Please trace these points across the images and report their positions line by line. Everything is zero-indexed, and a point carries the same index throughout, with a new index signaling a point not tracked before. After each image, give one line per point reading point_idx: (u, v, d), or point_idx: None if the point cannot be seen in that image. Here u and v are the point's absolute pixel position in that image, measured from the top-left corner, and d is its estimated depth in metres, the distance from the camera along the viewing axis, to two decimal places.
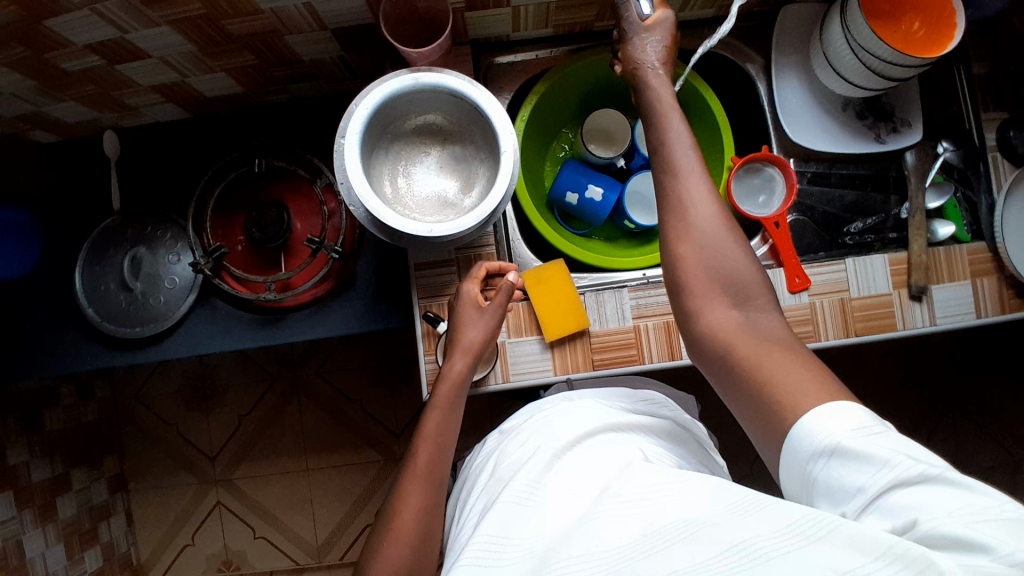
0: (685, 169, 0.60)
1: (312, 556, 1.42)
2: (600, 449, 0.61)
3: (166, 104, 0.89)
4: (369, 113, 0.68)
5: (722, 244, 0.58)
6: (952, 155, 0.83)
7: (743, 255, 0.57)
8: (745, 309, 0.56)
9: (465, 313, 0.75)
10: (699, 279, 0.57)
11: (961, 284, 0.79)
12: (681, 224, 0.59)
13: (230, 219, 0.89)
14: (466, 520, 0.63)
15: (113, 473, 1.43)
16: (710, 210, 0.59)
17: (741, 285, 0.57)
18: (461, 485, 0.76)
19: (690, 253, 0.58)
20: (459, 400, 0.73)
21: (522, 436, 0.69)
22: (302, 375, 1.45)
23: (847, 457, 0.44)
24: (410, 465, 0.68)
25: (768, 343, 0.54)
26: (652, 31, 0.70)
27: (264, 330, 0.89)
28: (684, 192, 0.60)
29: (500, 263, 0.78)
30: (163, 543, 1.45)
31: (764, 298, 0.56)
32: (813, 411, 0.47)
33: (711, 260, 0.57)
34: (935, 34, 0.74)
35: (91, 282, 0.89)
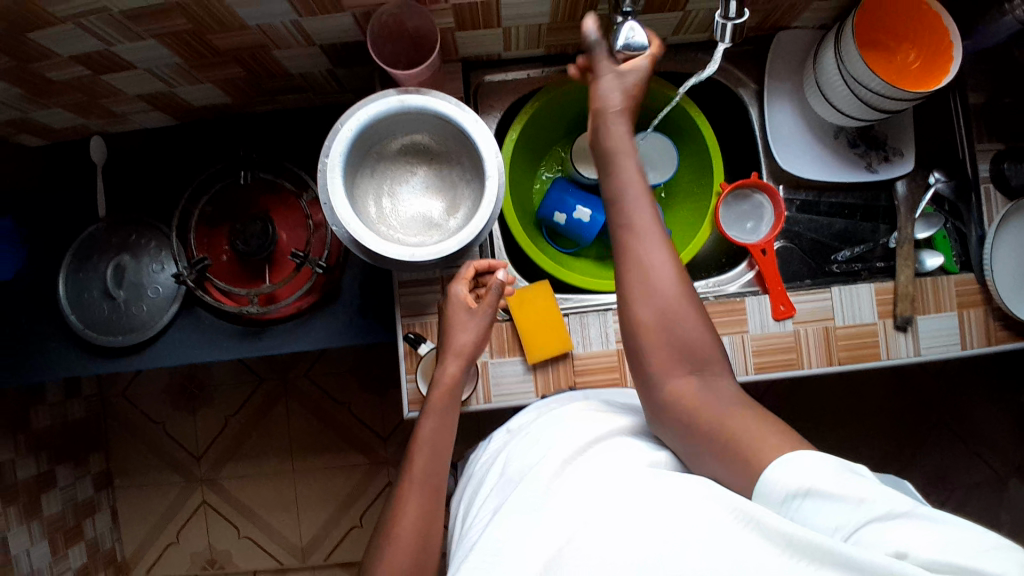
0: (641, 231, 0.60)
1: (296, 558, 1.43)
2: (607, 456, 0.58)
3: (154, 112, 0.88)
4: (353, 134, 0.67)
5: (678, 306, 0.58)
6: (943, 186, 0.83)
7: (699, 320, 0.58)
8: (701, 371, 0.57)
9: (455, 315, 0.73)
10: (659, 347, 0.58)
11: (947, 314, 0.79)
12: (641, 287, 0.58)
13: (215, 229, 0.87)
14: (470, 526, 0.61)
15: (99, 470, 1.43)
16: (665, 266, 0.59)
17: (698, 354, 0.57)
18: (467, 482, 0.74)
19: (648, 321, 0.58)
20: (453, 402, 0.71)
21: (531, 433, 0.66)
22: (290, 377, 1.44)
23: (818, 498, 0.45)
24: (408, 472, 0.66)
25: (728, 406, 0.55)
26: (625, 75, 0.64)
27: (248, 341, 0.89)
28: (639, 246, 0.59)
29: (488, 262, 0.76)
30: (148, 541, 1.45)
31: (718, 362, 0.58)
32: (775, 464, 0.48)
33: (671, 326, 0.58)
34: (931, 65, 0.74)
35: (76, 290, 0.89)
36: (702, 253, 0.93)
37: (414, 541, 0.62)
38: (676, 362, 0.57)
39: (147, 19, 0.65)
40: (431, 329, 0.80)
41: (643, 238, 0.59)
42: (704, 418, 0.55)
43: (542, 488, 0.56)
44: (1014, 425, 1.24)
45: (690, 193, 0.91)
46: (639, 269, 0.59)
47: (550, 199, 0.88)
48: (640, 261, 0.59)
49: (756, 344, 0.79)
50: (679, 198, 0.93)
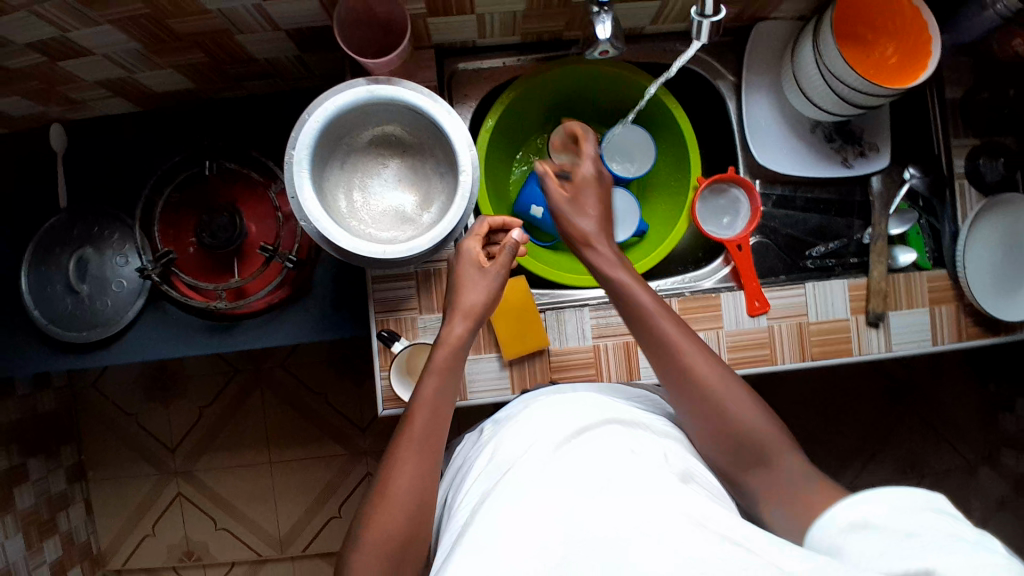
0: (667, 326, 0.61)
1: (274, 548, 1.43)
2: (608, 439, 0.56)
3: (115, 99, 0.85)
4: (320, 126, 0.65)
5: (734, 399, 0.58)
6: (918, 183, 0.83)
7: (748, 397, 0.59)
8: (767, 462, 0.57)
9: (466, 273, 0.70)
10: (724, 451, 0.59)
11: (918, 310, 0.80)
12: (695, 390, 0.59)
13: (180, 220, 0.85)
14: (459, 511, 0.59)
15: (70, 463, 1.40)
16: (698, 354, 0.60)
17: (763, 446, 0.57)
18: (451, 477, 0.70)
19: (705, 421, 0.59)
20: (457, 364, 0.66)
21: (525, 420, 0.64)
22: (265, 367, 1.42)
23: (875, 530, 0.45)
24: (405, 432, 0.61)
25: (806, 486, 0.55)
26: (580, 167, 0.73)
27: (216, 336, 0.87)
28: (665, 334, 0.61)
29: (502, 220, 0.74)
30: (123, 533, 1.43)
31: (779, 448, 0.57)
32: (852, 499, 0.48)
33: (731, 427, 0.58)
34: (909, 60, 0.73)
35: (38, 284, 0.86)
36: (678, 248, 0.92)
37: (405, 513, 0.58)
38: (736, 456, 0.58)
39: (102, 4, 0.62)
40: (404, 325, 0.79)
41: (672, 344, 0.60)
42: (785, 499, 0.55)
43: (538, 473, 0.53)
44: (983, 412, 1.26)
45: (667, 187, 0.91)
46: (683, 376, 0.60)
47: (527, 192, 0.87)
48: (676, 360, 0.60)
49: (731, 340, 0.79)
50: (656, 193, 0.92)
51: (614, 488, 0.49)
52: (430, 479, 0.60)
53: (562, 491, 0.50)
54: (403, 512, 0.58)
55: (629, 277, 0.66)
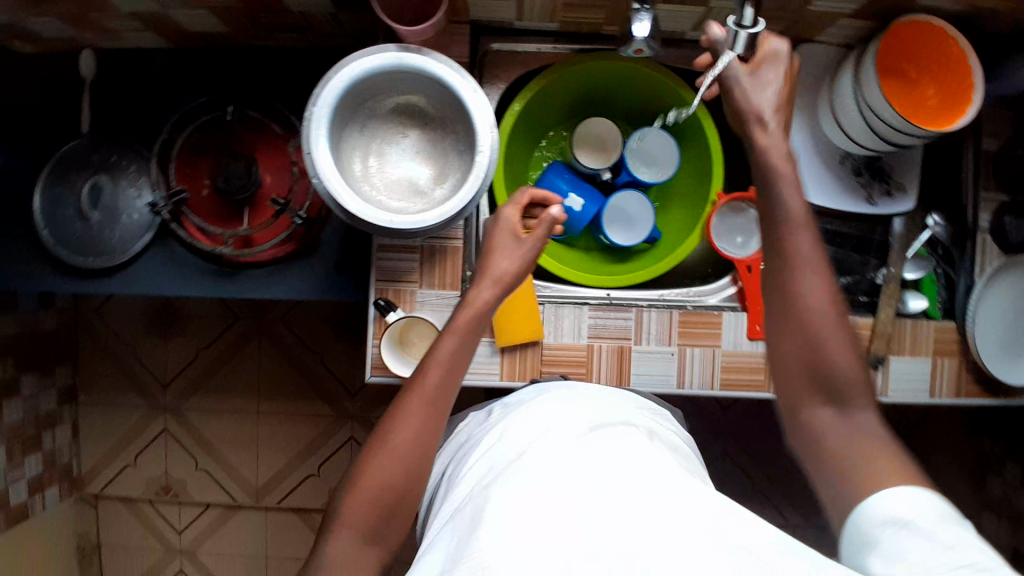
0: (804, 265, 0.58)
1: (250, 496, 1.44)
2: (618, 441, 0.58)
3: (149, 32, 0.85)
4: (344, 86, 0.65)
5: (829, 330, 0.57)
6: (941, 231, 0.83)
7: (850, 352, 0.57)
8: (843, 406, 0.57)
9: (501, 239, 0.71)
10: (801, 374, 0.58)
11: (921, 358, 0.78)
12: (793, 313, 0.58)
13: (197, 161, 0.85)
14: (461, 483, 0.61)
15: (64, 383, 1.42)
16: (819, 287, 0.58)
17: (841, 387, 0.57)
18: (454, 453, 0.72)
19: (789, 346, 0.59)
20: (477, 328, 0.68)
21: (542, 409, 0.67)
22: (265, 318, 1.43)
23: (915, 532, 0.46)
24: (416, 385, 0.64)
25: (878, 444, 0.55)
26: (764, 70, 0.64)
27: (216, 281, 0.87)
28: (795, 253, 0.58)
29: (546, 194, 0.73)
30: (105, 459, 1.46)
31: (865, 398, 0.57)
32: (884, 493, 0.50)
33: (816, 352, 0.57)
34: (950, 102, 0.71)
35: (50, 205, 0.87)
36: (687, 261, 0.91)
37: (404, 464, 0.60)
38: (811, 389, 0.58)
39: None
40: (403, 298, 0.79)
41: (799, 262, 0.58)
42: (836, 460, 0.55)
43: (543, 456, 0.56)
44: None
45: (686, 197, 0.89)
46: (792, 300, 0.58)
47: (543, 184, 0.86)
48: (801, 289, 0.58)
49: (726, 360, 0.79)
50: (674, 203, 0.91)
51: (617, 479, 0.51)
52: (430, 438, 0.62)
53: (563, 478, 0.52)
54: (398, 464, 0.60)
55: (801, 206, 0.59)
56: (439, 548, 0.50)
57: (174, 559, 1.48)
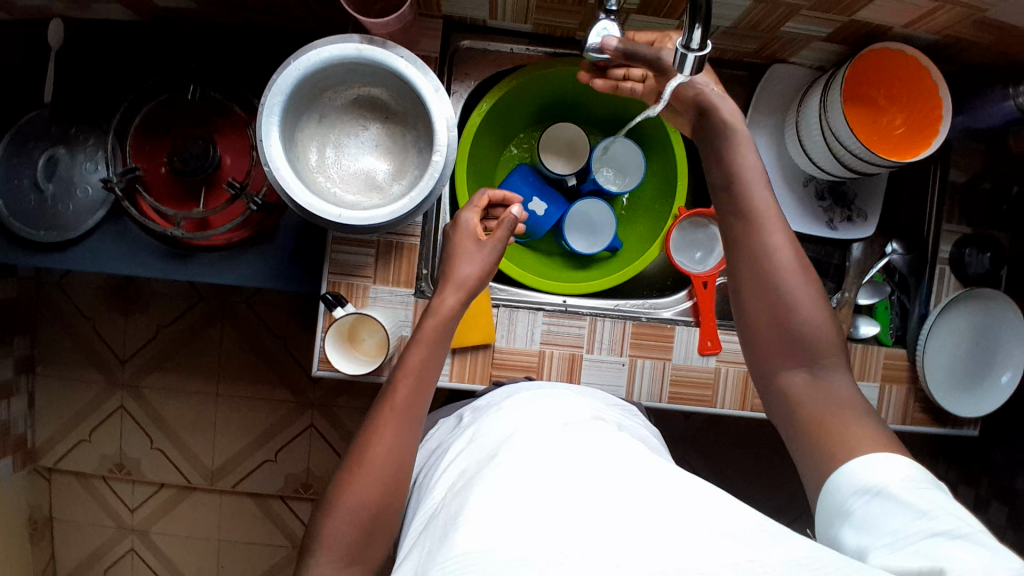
0: (768, 225, 0.55)
1: (205, 479, 1.43)
2: (592, 436, 0.57)
3: (114, 3, 0.82)
4: (300, 75, 0.63)
5: (799, 286, 0.53)
6: (899, 258, 0.82)
7: (819, 305, 0.53)
8: (814, 366, 0.53)
9: (463, 244, 0.71)
10: (772, 338, 0.54)
11: (870, 385, 0.79)
12: (762, 276, 0.54)
13: (156, 138, 0.83)
14: (435, 489, 0.59)
15: (21, 353, 1.39)
16: (784, 244, 0.55)
17: (811, 345, 0.53)
18: (426, 461, 0.70)
19: (760, 313, 0.55)
20: (445, 334, 0.66)
21: (511, 409, 0.65)
22: (230, 300, 1.41)
23: (888, 501, 0.43)
24: (387, 400, 0.61)
25: (844, 404, 0.51)
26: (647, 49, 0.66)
27: (170, 262, 0.86)
28: (757, 215, 0.56)
29: (504, 194, 0.76)
30: (60, 433, 1.43)
31: (836, 356, 0.53)
32: (858, 459, 0.46)
33: (789, 316, 0.53)
34: (915, 134, 0.72)
35: (5, 174, 0.84)
36: (646, 273, 0.91)
37: (382, 479, 0.57)
38: (779, 353, 0.54)
39: None
40: (355, 294, 0.78)
41: (761, 222, 0.55)
42: (801, 422, 0.52)
43: (511, 453, 0.55)
44: None
45: (650, 209, 0.89)
46: (753, 266, 0.55)
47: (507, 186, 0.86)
48: (764, 248, 0.55)
49: (675, 374, 0.79)
50: (637, 213, 0.91)
51: (597, 472, 0.49)
52: (409, 447, 0.60)
53: (539, 471, 0.50)
54: (377, 481, 0.57)
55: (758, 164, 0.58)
56: (414, 559, 0.48)
57: (126, 537, 1.46)
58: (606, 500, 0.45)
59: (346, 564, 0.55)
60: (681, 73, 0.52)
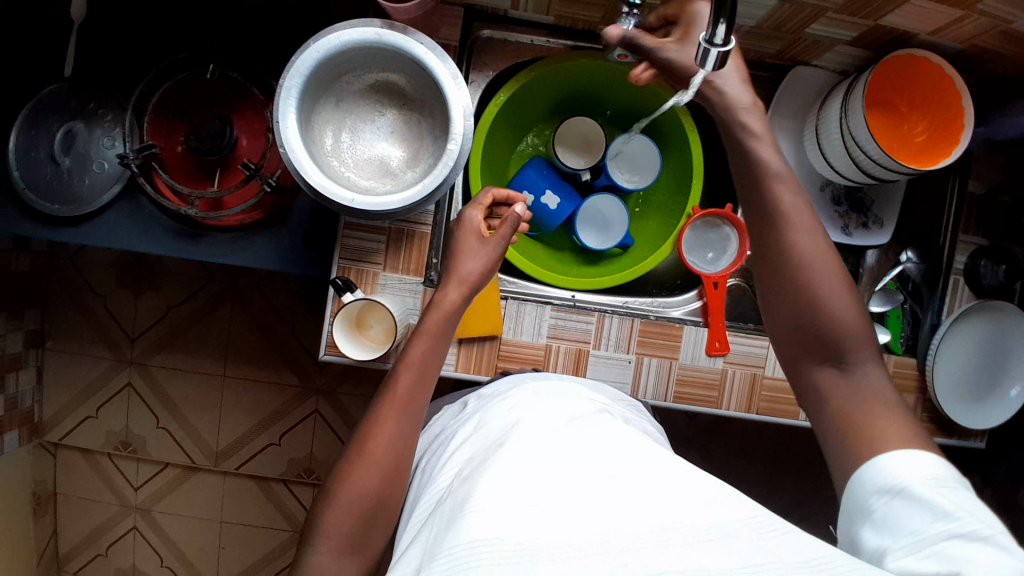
0: (798, 225, 0.54)
1: (208, 460, 1.44)
2: (599, 431, 0.56)
3: None
4: (319, 57, 0.63)
5: (831, 280, 0.53)
6: (913, 267, 0.81)
7: (849, 296, 0.53)
8: (842, 361, 0.52)
9: (467, 242, 0.71)
10: (804, 335, 0.53)
11: None
12: (795, 274, 0.53)
13: (174, 117, 0.84)
14: (439, 475, 0.58)
15: (32, 327, 1.40)
16: (811, 238, 0.54)
17: (844, 341, 0.52)
18: (430, 444, 0.70)
19: (791, 309, 0.54)
20: (447, 329, 0.66)
21: (520, 399, 0.65)
22: (240, 283, 1.42)
23: (910, 500, 0.43)
24: (389, 391, 0.61)
25: (863, 400, 0.51)
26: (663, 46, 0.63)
27: (183, 241, 0.86)
28: (782, 210, 0.55)
29: (508, 193, 0.76)
30: (67, 408, 1.44)
31: (866, 350, 0.52)
32: (883, 455, 0.46)
33: (821, 312, 0.52)
34: (938, 142, 0.71)
35: (23, 146, 0.85)
36: (657, 272, 0.90)
37: (381, 471, 0.57)
38: (807, 349, 0.54)
39: None
40: (365, 280, 0.78)
41: (789, 217, 0.54)
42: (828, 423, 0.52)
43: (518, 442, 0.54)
44: None
45: (664, 207, 0.89)
46: (789, 260, 0.54)
47: (521, 178, 0.86)
48: (781, 243, 0.54)
49: (681, 373, 0.79)
50: (650, 211, 0.91)
51: (601, 471, 0.49)
52: (411, 438, 0.61)
53: (549, 464, 0.50)
54: (379, 470, 0.57)
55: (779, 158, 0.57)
56: (419, 545, 0.47)
57: (128, 515, 1.47)
58: (613, 500, 0.46)
59: (346, 536, 0.55)
60: (703, 67, 0.51)
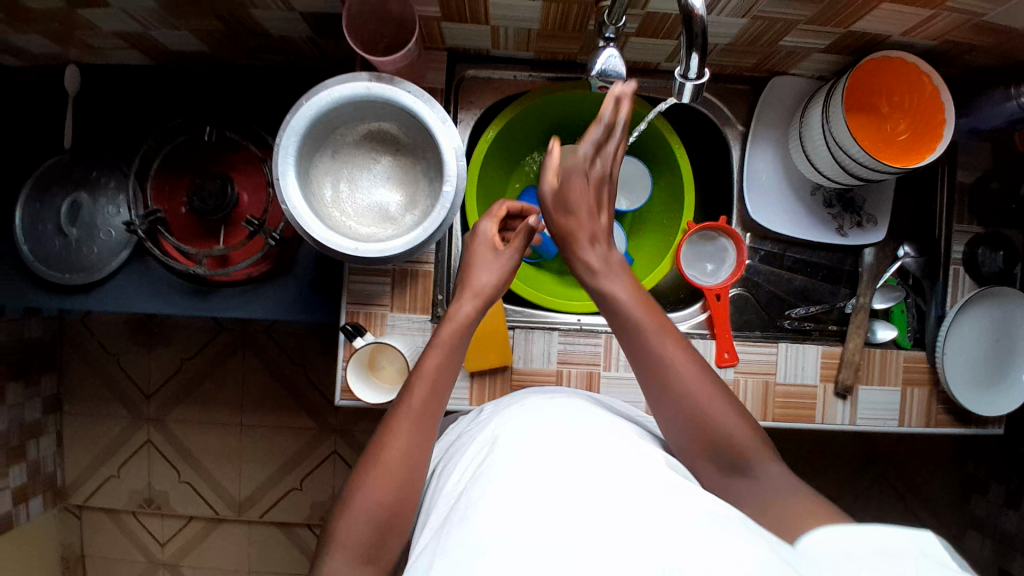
0: (658, 341, 0.59)
1: (232, 509, 1.44)
2: (609, 441, 0.56)
3: (131, 51, 0.86)
4: (313, 114, 0.65)
5: (704, 394, 0.57)
6: (911, 262, 0.82)
7: (724, 400, 0.57)
8: (747, 467, 0.55)
9: (481, 254, 0.73)
10: (695, 447, 0.57)
11: (891, 388, 0.79)
12: (666, 391, 0.58)
13: (176, 180, 0.86)
14: (450, 488, 0.57)
15: (49, 393, 1.42)
16: (680, 355, 0.59)
17: (736, 448, 0.55)
18: (443, 451, 0.69)
19: (675, 422, 0.58)
20: (462, 341, 0.68)
21: (529, 407, 0.64)
22: (249, 330, 1.44)
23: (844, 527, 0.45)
24: (405, 402, 0.62)
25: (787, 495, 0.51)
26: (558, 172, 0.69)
27: (194, 299, 0.88)
28: (638, 328, 0.61)
29: (522, 206, 0.80)
30: (89, 470, 1.46)
31: (761, 452, 0.55)
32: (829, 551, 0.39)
33: (702, 423, 0.56)
34: (919, 140, 0.73)
35: (31, 220, 0.88)
36: (660, 287, 0.91)
37: (395, 485, 0.57)
38: (703, 451, 0.56)
39: None
40: (374, 322, 0.79)
41: (655, 342, 0.60)
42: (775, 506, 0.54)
43: (524, 449, 0.54)
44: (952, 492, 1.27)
45: (659, 224, 0.90)
46: (660, 376, 0.59)
47: None
48: (654, 345, 0.59)
49: None
50: (648, 227, 0.92)
51: (617, 481, 0.48)
52: (421, 450, 0.61)
53: (564, 474, 0.49)
54: (387, 493, 0.57)
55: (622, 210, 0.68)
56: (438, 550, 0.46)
57: (157, 571, 1.48)
58: (620, 496, 0.46)
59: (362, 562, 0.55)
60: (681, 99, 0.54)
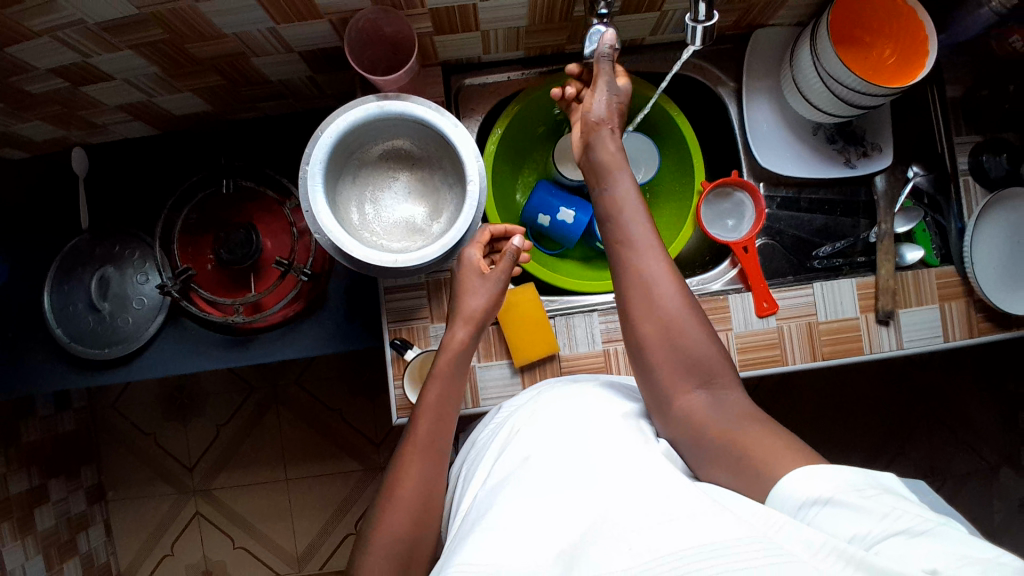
0: (644, 253, 0.61)
1: (291, 565, 1.41)
2: (619, 431, 0.56)
3: (134, 122, 0.88)
4: (332, 141, 0.67)
5: (680, 318, 0.59)
6: (922, 180, 0.84)
7: (709, 335, 0.59)
8: (712, 387, 0.58)
9: (467, 279, 0.72)
10: (667, 365, 0.58)
11: (929, 307, 0.80)
12: (646, 307, 0.60)
13: (199, 238, 0.87)
14: (467, 497, 0.60)
15: (90, 483, 1.41)
16: (675, 299, 0.59)
17: (706, 367, 0.58)
18: (467, 449, 0.72)
19: (650, 336, 0.59)
20: (459, 368, 0.69)
21: (551, 400, 0.64)
22: (281, 384, 1.44)
23: (835, 509, 0.43)
24: (409, 437, 0.64)
25: (741, 422, 0.55)
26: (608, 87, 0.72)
27: (233, 350, 0.88)
28: (647, 277, 0.60)
29: (505, 227, 0.76)
30: (142, 553, 1.43)
31: (729, 376, 0.58)
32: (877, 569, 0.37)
33: (679, 342, 0.58)
34: (907, 61, 0.75)
35: (61, 303, 0.88)
36: (683, 254, 0.95)
37: (410, 515, 0.60)
38: (683, 374, 0.58)
39: (121, 30, 0.64)
40: (417, 335, 0.80)
41: (643, 253, 0.62)
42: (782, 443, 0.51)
43: (539, 460, 0.55)
44: (999, 409, 1.28)
45: (673, 194, 0.93)
46: (644, 291, 0.60)
47: (533, 201, 0.89)
48: (645, 277, 0.60)
49: (739, 341, 0.79)
50: (664, 200, 0.94)
51: (627, 477, 0.49)
52: (434, 481, 0.63)
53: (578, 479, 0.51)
54: (407, 518, 0.60)
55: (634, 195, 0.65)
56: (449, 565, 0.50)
57: None
58: (626, 499, 0.47)
59: None
60: (694, 42, 0.64)
